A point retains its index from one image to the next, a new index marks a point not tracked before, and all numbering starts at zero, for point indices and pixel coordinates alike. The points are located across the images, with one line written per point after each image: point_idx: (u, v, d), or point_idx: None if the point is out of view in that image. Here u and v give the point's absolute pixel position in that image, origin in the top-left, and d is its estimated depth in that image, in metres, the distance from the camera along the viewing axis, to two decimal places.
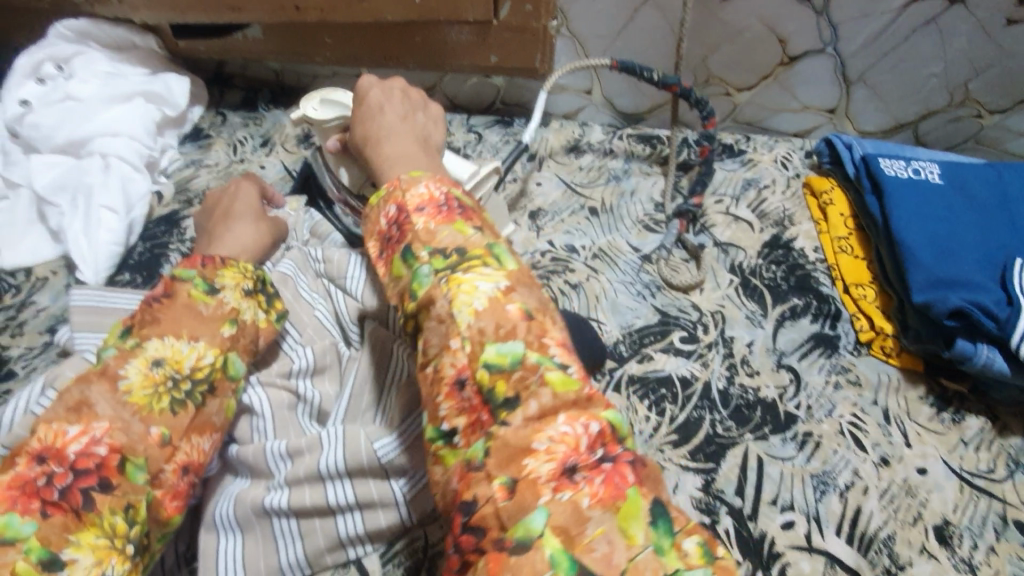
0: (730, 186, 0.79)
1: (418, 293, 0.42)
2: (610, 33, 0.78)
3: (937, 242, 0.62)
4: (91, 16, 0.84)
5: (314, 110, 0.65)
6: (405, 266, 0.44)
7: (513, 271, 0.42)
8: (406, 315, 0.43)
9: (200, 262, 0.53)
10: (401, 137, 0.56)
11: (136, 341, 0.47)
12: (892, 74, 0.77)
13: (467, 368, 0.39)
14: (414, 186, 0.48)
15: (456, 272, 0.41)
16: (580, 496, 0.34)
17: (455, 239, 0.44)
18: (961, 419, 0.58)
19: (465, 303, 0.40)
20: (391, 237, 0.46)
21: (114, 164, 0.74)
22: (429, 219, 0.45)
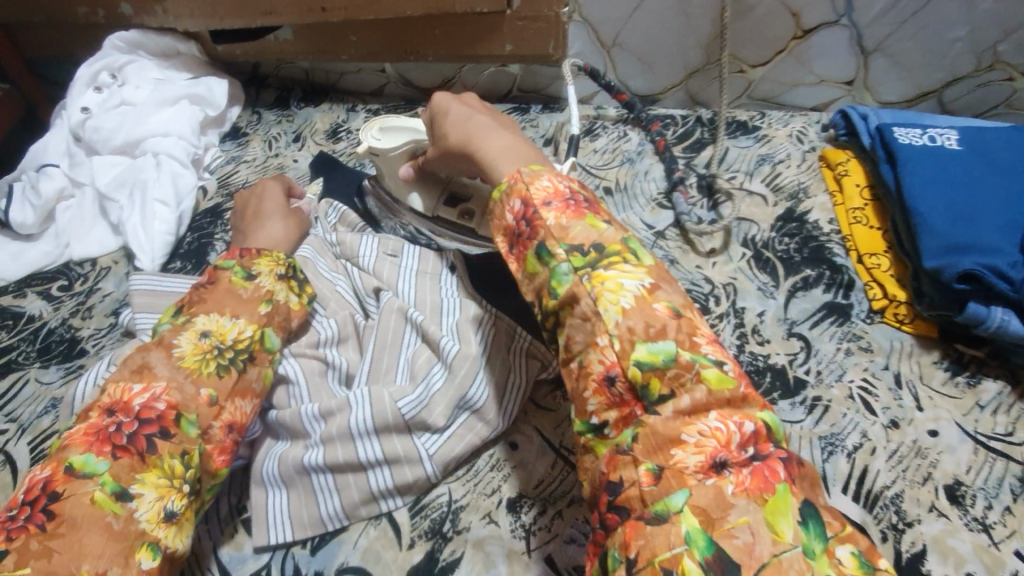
0: (744, 162, 0.80)
1: (560, 291, 0.43)
2: (621, 15, 0.80)
3: (953, 208, 0.61)
4: (140, 28, 0.91)
5: (378, 140, 0.70)
6: (541, 264, 0.45)
7: (649, 268, 0.43)
8: (546, 312, 0.45)
9: (237, 254, 0.59)
10: (504, 132, 0.56)
11: (187, 317, 0.53)
12: (913, 41, 0.77)
13: (616, 366, 0.40)
14: (537, 179, 0.48)
15: (597, 269, 0.43)
16: (726, 482, 0.36)
17: (590, 235, 0.44)
18: (977, 382, 0.58)
19: (612, 302, 0.41)
20: (521, 233, 0.47)
21: (164, 162, 0.81)
22: (559, 214, 0.46)
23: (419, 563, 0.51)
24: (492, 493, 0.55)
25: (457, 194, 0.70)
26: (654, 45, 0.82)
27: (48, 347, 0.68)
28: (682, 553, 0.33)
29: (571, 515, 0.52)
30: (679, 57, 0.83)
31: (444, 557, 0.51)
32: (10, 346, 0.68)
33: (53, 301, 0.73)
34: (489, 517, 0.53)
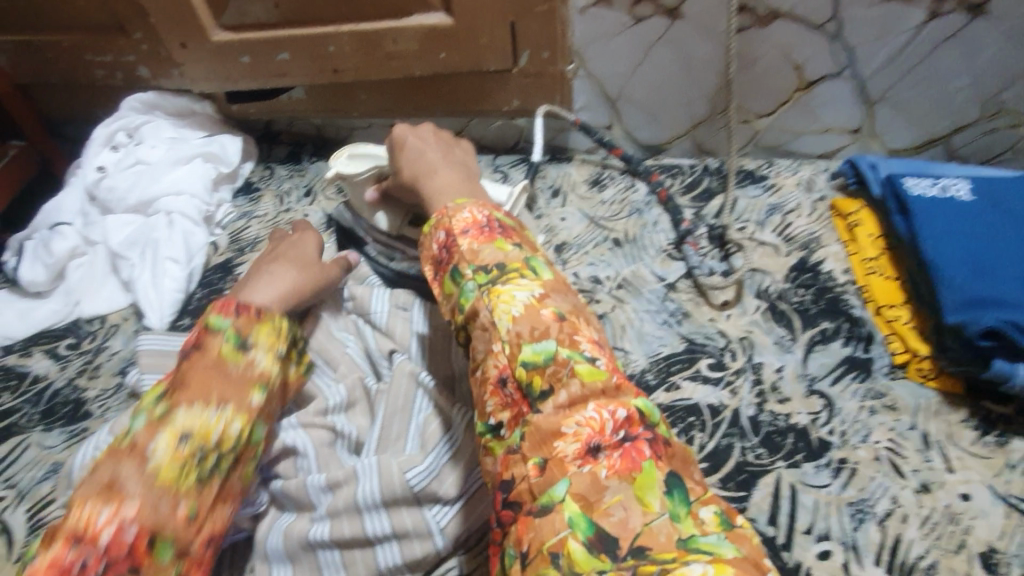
0: (754, 212, 0.80)
1: (466, 306, 0.47)
2: (626, 70, 0.81)
3: (970, 261, 0.60)
4: (157, 89, 0.94)
5: (346, 166, 0.72)
6: (454, 284, 0.49)
7: (546, 282, 0.47)
8: (458, 327, 0.48)
9: (235, 312, 0.56)
10: (448, 169, 0.61)
11: (165, 409, 0.49)
12: (917, 91, 0.77)
13: (507, 368, 0.43)
14: (459, 212, 0.53)
15: (496, 284, 0.46)
16: (599, 466, 0.37)
17: (496, 256, 0.48)
18: (1007, 442, 0.56)
19: (505, 310, 0.44)
20: (442, 260, 0.51)
21: (177, 220, 0.82)
22: (473, 240, 0.50)
23: None
24: None
25: (420, 216, 0.72)
26: (659, 99, 0.83)
27: (53, 410, 0.67)
28: (567, 536, 0.35)
29: None
30: (683, 109, 0.84)
31: None
32: (14, 408, 0.68)
33: (60, 360, 0.72)
34: None
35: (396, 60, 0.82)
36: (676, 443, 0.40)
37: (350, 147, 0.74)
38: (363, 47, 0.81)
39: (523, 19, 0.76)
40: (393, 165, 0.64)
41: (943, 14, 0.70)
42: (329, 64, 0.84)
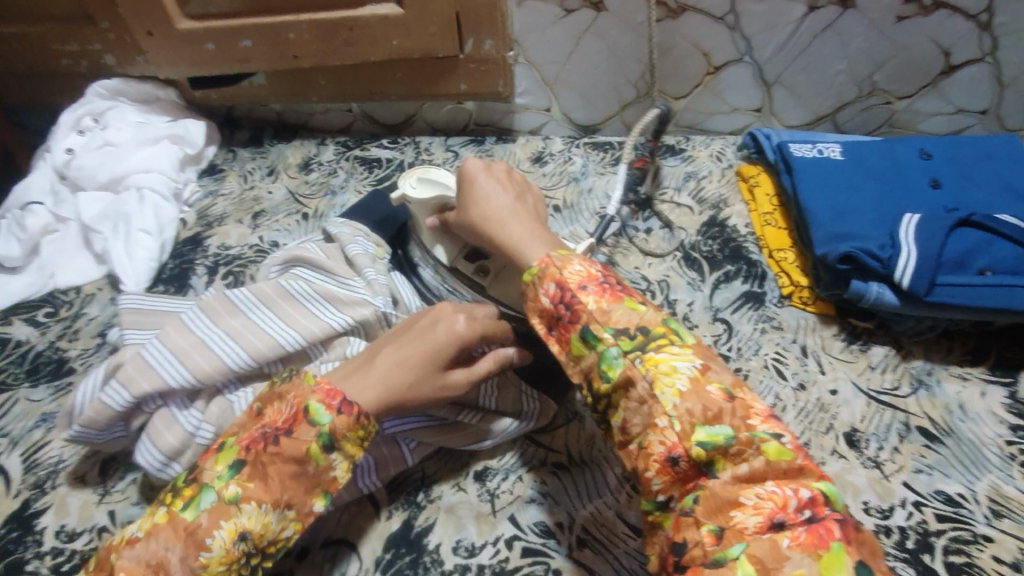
0: (673, 178, 0.92)
1: (612, 374, 0.46)
2: (560, 58, 0.92)
3: (837, 206, 0.73)
4: (122, 76, 1.00)
5: (413, 189, 0.68)
6: (587, 348, 0.48)
7: (693, 347, 0.46)
8: (598, 395, 0.47)
9: (337, 409, 0.49)
10: (523, 218, 0.59)
11: (234, 498, 0.47)
12: (805, 74, 0.89)
13: (677, 445, 0.43)
14: (568, 264, 0.51)
15: (648, 352, 0.45)
16: (782, 538, 0.38)
17: (632, 318, 0.47)
18: (868, 348, 0.69)
19: (667, 384, 0.44)
20: (561, 316, 0.50)
21: (147, 196, 0.89)
22: (598, 298, 0.49)
23: (397, 530, 0.57)
24: (461, 467, 0.61)
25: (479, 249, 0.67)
26: (592, 82, 0.94)
27: (37, 368, 0.73)
28: None
29: (532, 478, 0.60)
30: (614, 92, 0.95)
31: (419, 523, 0.58)
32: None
33: (40, 326, 0.78)
34: (458, 486, 0.60)
35: (352, 47, 0.90)
36: (865, 531, 0.40)
37: (421, 170, 0.70)
38: (322, 35, 0.89)
39: (467, 10, 0.85)
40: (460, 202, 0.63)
41: (820, 7, 0.82)
42: (289, 50, 0.91)
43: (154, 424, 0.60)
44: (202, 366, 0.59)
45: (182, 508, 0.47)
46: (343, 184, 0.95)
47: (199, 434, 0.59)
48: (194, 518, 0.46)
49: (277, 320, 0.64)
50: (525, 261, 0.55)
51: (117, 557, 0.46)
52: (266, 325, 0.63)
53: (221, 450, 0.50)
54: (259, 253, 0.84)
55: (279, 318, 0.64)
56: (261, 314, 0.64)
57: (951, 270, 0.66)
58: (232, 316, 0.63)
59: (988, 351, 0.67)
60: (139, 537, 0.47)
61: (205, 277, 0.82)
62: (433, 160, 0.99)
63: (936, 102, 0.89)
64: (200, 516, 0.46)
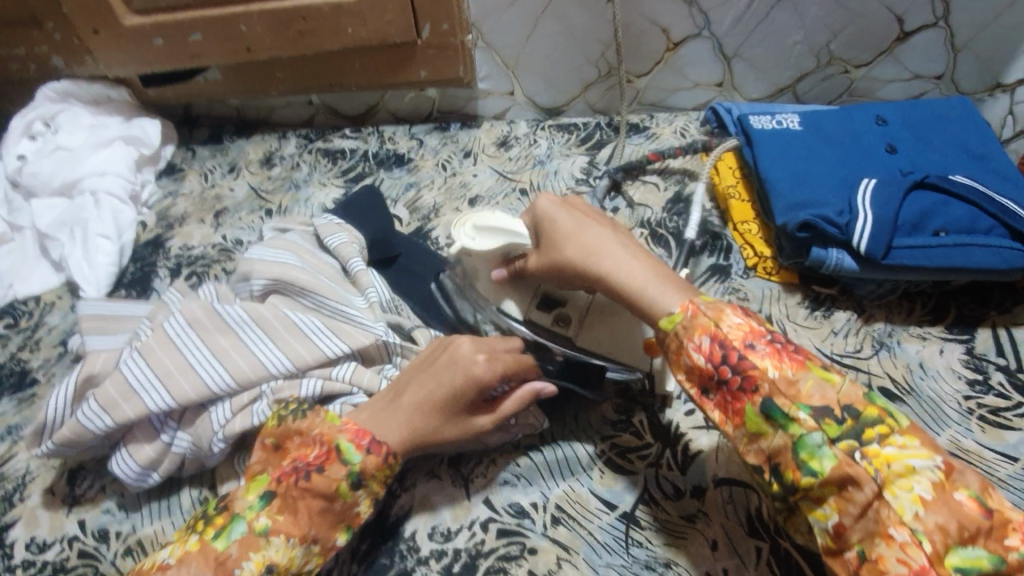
0: (638, 157, 0.92)
1: (816, 465, 0.42)
2: (519, 40, 0.91)
3: (797, 176, 0.74)
4: (71, 78, 0.98)
5: (472, 241, 0.58)
6: (773, 425, 0.44)
7: (913, 433, 0.43)
8: (796, 487, 0.43)
9: (366, 448, 0.51)
10: (635, 255, 0.54)
11: (264, 529, 0.48)
12: (762, 47, 0.89)
13: (926, 567, 0.38)
14: (723, 314, 0.47)
15: (867, 445, 0.42)
16: None
17: (829, 396, 0.43)
18: (831, 314, 0.70)
19: (904, 488, 0.41)
20: (732, 382, 0.46)
21: (103, 199, 0.88)
22: (780, 365, 0.45)
23: (371, 520, 0.57)
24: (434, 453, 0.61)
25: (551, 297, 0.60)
26: (552, 64, 0.94)
27: None
28: None
29: (504, 461, 0.60)
30: (576, 73, 0.95)
31: (394, 512, 0.58)
32: None
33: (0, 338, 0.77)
34: (431, 473, 0.60)
35: (306, 38, 0.88)
36: None
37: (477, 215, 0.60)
38: (274, 26, 0.87)
39: None
40: (546, 245, 0.56)
41: None
42: (242, 43, 0.89)
43: (135, 436, 0.59)
44: (186, 391, 0.57)
45: (215, 537, 0.48)
46: (307, 178, 0.94)
47: (176, 443, 0.58)
48: (224, 548, 0.47)
49: (268, 342, 0.59)
50: (659, 306, 0.50)
51: None
52: (255, 349, 0.59)
53: (252, 480, 0.51)
54: (222, 252, 0.83)
55: (270, 341, 0.59)
56: (249, 333, 0.60)
57: (908, 233, 0.67)
58: (221, 334, 0.60)
59: (947, 309, 0.69)
60: (169, 563, 0.47)
61: (168, 279, 0.81)
62: (398, 148, 0.98)
63: (893, 68, 0.89)
64: (231, 547, 0.47)
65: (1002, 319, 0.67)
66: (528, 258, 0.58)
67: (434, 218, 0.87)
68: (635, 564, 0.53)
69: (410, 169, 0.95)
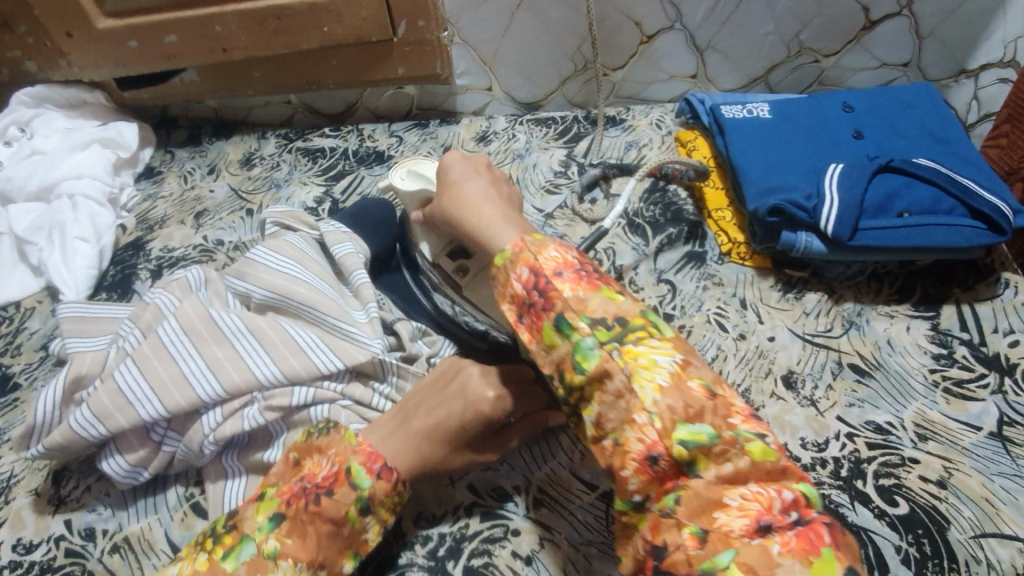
0: (615, 148, 0.94)
1: (587, 366, 0.41)
2: (495, 35, 0.92)
3: (767, 162, 0.76)
4: (45, 82, 0.97)
5: (401, 180, 0.64)
6: (561, 337, 0.43)
7: (673, 340, 0.43)
8: (571, 387, 0.43)
9: (377, 473, 0.50)
10: (494, 206, 0.55)
11: (274, 554, 0.46)
12: (734, 38, 0.91)
13: (658, 444, 0.39)
14: (544, 249, 0.46)
15: (626, 344, 0.41)
16: (771, 542, 0.35)
17: (611, 308, 0.43)
18: (802, 296, 0.72)
19: (648, 379, 0.40)
20: (534, 303, 0.44)
21: (80, 202, 0.87)
22: (575, 285, 0.44)
23: None
24: None
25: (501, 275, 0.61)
26: (529, 59, 0.95)
27: None
28: None
29: None
30: (553, 67, 0.96)
31: None
32: None
33: None
34: None
35: (282, 36, 0.88)
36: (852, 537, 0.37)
37: (412, 162, 0.66)
38: (250, 26, 0.87)
39: None
40: (440, 194, 0.59)
41: None
42: (218, 43, 0.89)
43: (128, 435, 0.59)
44: (179, 402, 0.56)
45: (222, 557, 0.46)
46: (287, 177, 0.94)
47: (167, 442, 0.59)
48: (232, 570, 0.46)
49: (264, 354, 0.58)
50: (494, 245, 0.50)
51: None
52: (251, 361, 0.58)
53: (262, 500, 0.49)
54: (203, 253, 0.83)
55: (265, 354, 0.58)
56: (244, 343, 0.59)
57: (874, 214, 0.69)
58: (216, 344, 0.58)
59: (913, 287, 0.71)
60: None
61: (149, 280, 0.81)
62: (378, 146, 0.99)
63: (861, 57, 0.91)
64: (239, 569, 0.46)
65: (966, 296, 0.70)
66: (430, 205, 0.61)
67: None
68: (616, 541, 0.54)
69: (391, 165, 0.95)
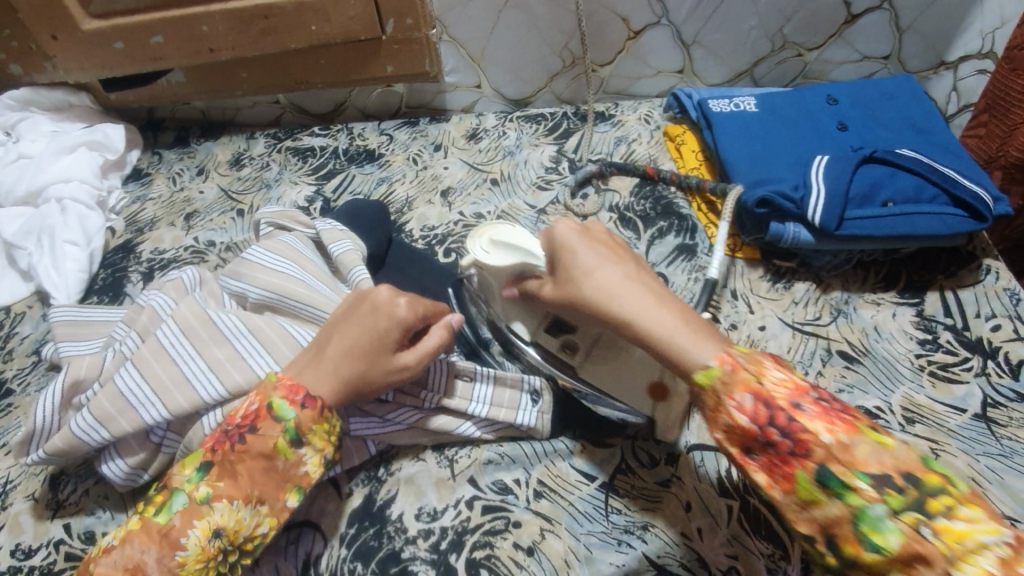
0: (605, 144, 0.94)
1: (878, 539, 0.37)
2: (483, 33, 0.92)
3: (754, 156, 0.77)
4: (30, 85, 0.97)
5: (487, 254, 0.56)
6: (828, 494, 0.39)
7: (978, 501, 0.37)
8: (856, 562, 0.38)
9: (300, 403, 0.51)
10: (651, 294, 0.50)
11: (206, 496, 0.49)
12: (719, 32, 0.92)
13: None
14: (765, 371, 0.43)
15: (933, 516, 0.36)
16: None
17: (890, 462, 0.38)
18: (791, 286, 0.74)
19: (976, 566, 0.35)
20: (781, 449, 0.41)
21: (69, 206, 0.87)
22: (832, 429, 0.40)
23: (359, 506, 0.59)
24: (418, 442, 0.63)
25: None
26: (517, 56, 0.95)
27: None
28: None
29: (486, 441, 0.62)
30: (541, 64, 0.96)
31: (381, 497, 0.59)
32: None
33: None
34: (416, 457, 0.62)
35: (269, 36, 0.88)
36: None
37: (494, 229, 0.57)
38: (236, 26, 0.87)
39: None
40: (561, 275, 0.53)
41: None
42: (204, 43, 0.89)
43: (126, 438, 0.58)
44: (182, 404, 0.56)
45: (155, 513, 0.48)
46: (277, 177, 0.94)
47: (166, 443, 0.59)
48: (167, 521, 0.48)
49: (266, 355, 0.58)
50: (689, 359, 0.45)
51: (94, 567, 0.47)
52: (253, 362, 0.58)
53: (191, 455, 0.51)
54: (194, 254, 0.83)
55: (267, 354, 0.58)
56: (246, 344, 0.59)
57: (859, 204, 0.71)
58: (216, 345, 0.58)
59: (898, 275, 0.73)
60: (114, 545, 0.48)
61: (140, 283, 0.80)
62: (368, 144, 0.98)
63: (843, 50, 0.92)
64: (172, 518, 0.48)
65: (949, 282, 0.72)
66: (544, 284, 0.55)
67: (408, 212, 0.88)
68: (615, 530, 0.55)
69: (382, 164, 0.95)
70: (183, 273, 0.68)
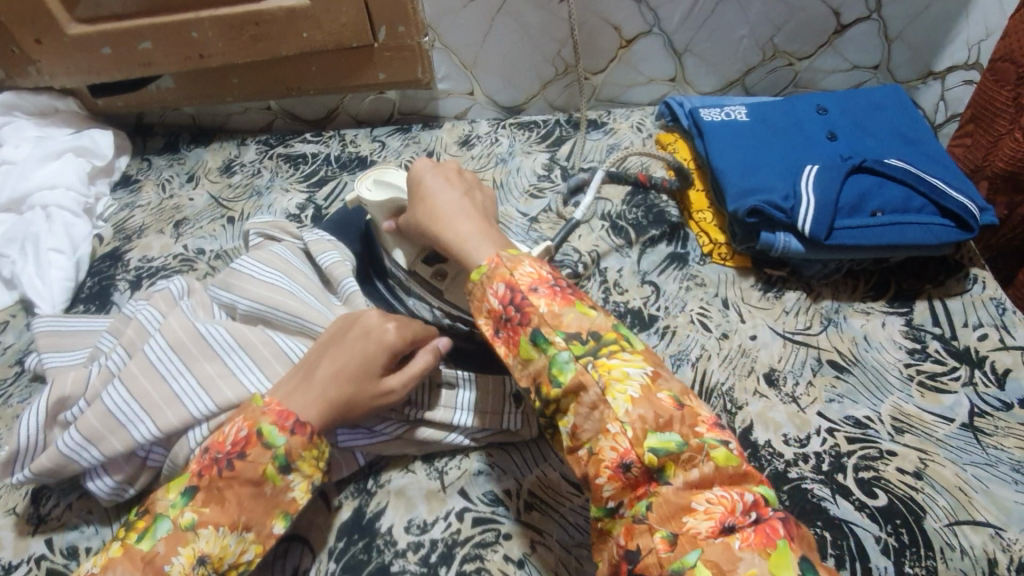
0: (598, 151, 0.95)
1: (561, 379, 0.46)
2: (475, 41, 0.92)
3: (745, 164, 0.77)
4: (14, 90, 0.95)
5: (369, 190, 0.65)
6: (537, 350, 0.47)
7: (643, 353, 0.47)
8: (547, 399, 0.47)
9: (291, 429, 0.51)
10: (466, 213, 0.57)
11: (190, 522, 0.48)
12: (711, 42, 0.93)
13: (630, 452, 0.43)
14: (519, 265, 0.51)
15: (600, 358, 0.46)
16: (733, 539, 0.39)
17: (584, 323, 0.48)
18: (782, 295, 0.74)
19: (620, 391, 0.45)
20: (511, 317, 0.49)
21: (54, 213, 0.86)
22: (549, 301, 0.48)
23: (349, 519, 0.58)
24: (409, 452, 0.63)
25: None
26: (510, 63, 0.95)
27: None
28: None
29: (478, 453, 0.62)
30: (533, 71, 0.96)
31: (370, 509, 0.59)
32: None
33: None
34: (407, 469, 0.61)
35: (260, 42, 0.88)
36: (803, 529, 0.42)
37: (378, 172, 0.66)
38: (226, 32, 0.86)
39: None
40: (411, 206, 0.60)
41: None
42: (194, 49, 0.88)
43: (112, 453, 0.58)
44: (173, 423, 0.55)
45: (137, 539, 0.48)
46: (268, 184, 0.93)
47: (152, 457, 0.58)
48: (151, 548, 0.47)
49: (256, 369, 0.58)
50: (470, 259, 0.53)
51: None
52: (243, 376, 0.57)
53: (175, 480, 0.51)
54: (183, 262, 0.82)
55: (259, 369, 0.58)
56: (237, 359, 0.58)
57: (849, 214, 0.71)
58: (207, 360, 0.58)
59: (887, 284, 0.74)
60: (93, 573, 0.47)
61: (127, 291, 0.79)
62: (360, 151, 0.98)
63: (833, 59, 0.93)
64: (156, 545, 0.47)
65: (937, 292, 0.72)
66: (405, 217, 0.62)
67: None
68: None
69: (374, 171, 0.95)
70: (171, 283, 0.67)
